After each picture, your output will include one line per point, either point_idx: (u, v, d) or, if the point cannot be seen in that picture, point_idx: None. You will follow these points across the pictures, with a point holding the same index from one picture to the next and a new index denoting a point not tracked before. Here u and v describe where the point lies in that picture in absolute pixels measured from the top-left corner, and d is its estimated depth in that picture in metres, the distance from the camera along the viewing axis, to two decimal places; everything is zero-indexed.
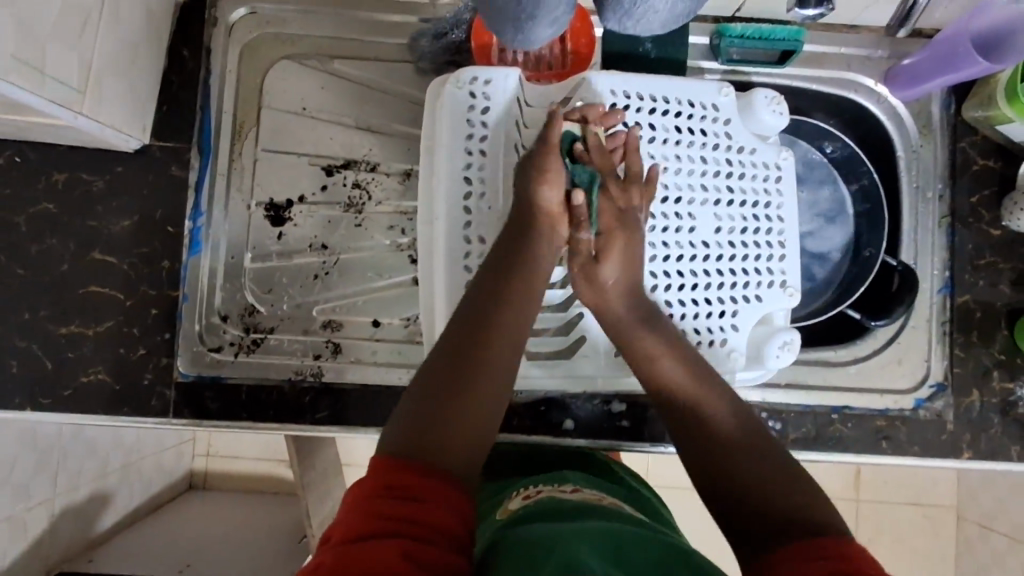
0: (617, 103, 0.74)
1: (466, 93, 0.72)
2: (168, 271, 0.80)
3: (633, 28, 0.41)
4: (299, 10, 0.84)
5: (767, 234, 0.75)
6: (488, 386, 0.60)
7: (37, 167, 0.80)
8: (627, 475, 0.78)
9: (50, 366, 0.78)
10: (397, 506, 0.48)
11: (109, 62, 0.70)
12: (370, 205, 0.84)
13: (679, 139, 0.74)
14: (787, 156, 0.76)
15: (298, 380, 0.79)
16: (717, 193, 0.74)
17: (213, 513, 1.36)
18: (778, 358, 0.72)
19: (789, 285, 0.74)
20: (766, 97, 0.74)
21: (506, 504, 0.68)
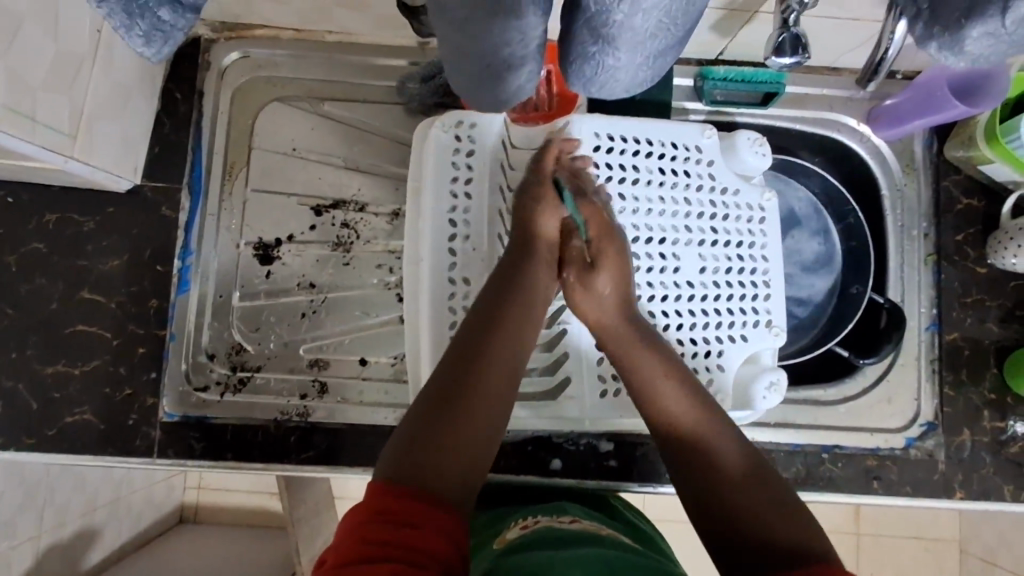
0: (601, 145, 0.74)
1: (451, 135, 0.72)
2: (156, 310, 0.81)
3: (604, 88, 0.40)
4: (291, 54, 0.86)
5: (752, 274, 0.75)
6: (489, 395, 0.59)
7: (28, 208, 0.80)
8: (631, 515, 0.76)
9: (36, 406, 0.78)
10: (386, 529, 0.48)
11: (101, 107, 0.71)
12: (358, 244, 0.85)
13: (663, 181, 0.75)
14: (770, 197, 0.77)
15: (284, 420, 0.79)
16: (702, 234, 0.75)
17: (203, 547, 1.34)
18: (765, 399, 0.72)
19: (775, 325, 0.74)
20: (749, 139, 0.75)
21: (502, 533, 0.66)
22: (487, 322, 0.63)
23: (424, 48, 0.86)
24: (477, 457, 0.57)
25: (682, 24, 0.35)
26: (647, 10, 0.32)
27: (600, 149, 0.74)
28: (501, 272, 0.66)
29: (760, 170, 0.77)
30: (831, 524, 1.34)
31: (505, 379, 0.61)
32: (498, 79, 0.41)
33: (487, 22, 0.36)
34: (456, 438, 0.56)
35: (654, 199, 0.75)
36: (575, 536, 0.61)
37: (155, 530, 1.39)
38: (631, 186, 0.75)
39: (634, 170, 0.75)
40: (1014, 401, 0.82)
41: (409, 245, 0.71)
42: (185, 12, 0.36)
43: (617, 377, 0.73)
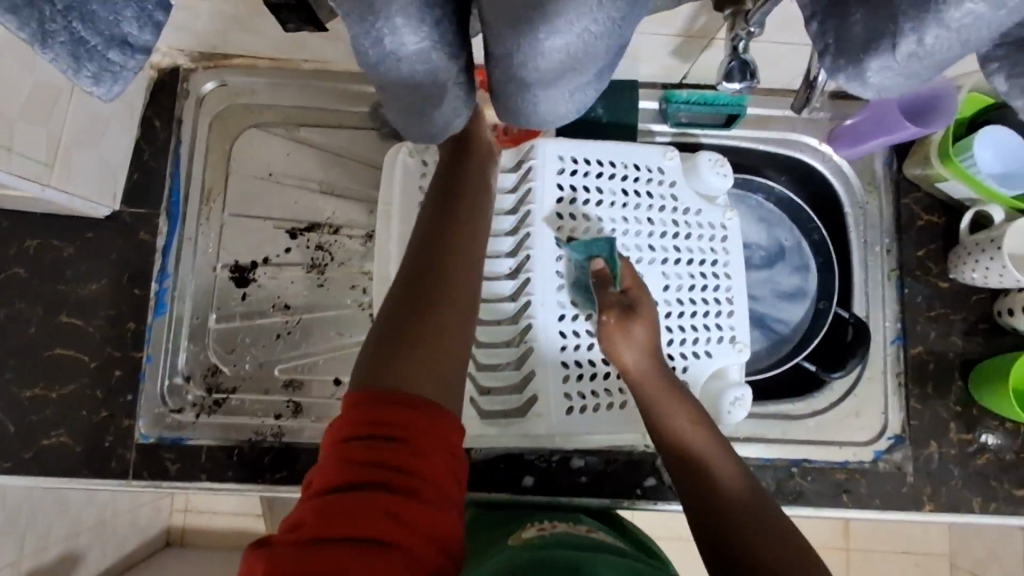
0: (564, 168, 0.76)
1: (419, 161, 0.75)
2: (133, 333, 0.82)
3: (532, 119, 0.42)
4: (267, 82, 0.88)
5: (716, 291, 0.76)
6: (451, 288, 0.57)
7: (10, 235, 0.82)
8: (636, 530, 0.76)
9: (13, 429, 0.79)
10: (372, 453, 0.46)
11: (78, 137, 0.73)
12: (332, 265, 0.85)
13: (626, 202, 0.77)
14: (732, 216, 0.78)
15: (258, 441, 0.80)
16: (665, 252, 0.77)
17: (188, 568, 1.34)
18: (731, 414, 0.73)
19: (739, 341, 0.75)
20: (709, 160, 0.77)
21: (518, 531, 0.67)
22: (439, 245, 0.59)
23: None
24: (452, 353, 0.54)
25: (588, 63, 0.36)
26: (549, 52, 0.34)
27: (564, 171, 0.77)
28: (443, 183, 0.66)
29: (723, 190, 0.79)
30: (820, 541, 1.34)
31: (467, 275, 0.59)
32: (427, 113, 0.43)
33: (397, 64, 0.38)
34: (431, 337, 0.53)
35: (617, 220, 0.77)
36: (588, 543, 0.61)
37: (143, 553, 1.39)
38: (596, 207, 0.77)
39: (598, 192, 0.77)
40: (980, 413, 0.83)
41: (379, 266, 0.73)
42: (135, 54, 0.37)
43: (583, 395, 0.75)
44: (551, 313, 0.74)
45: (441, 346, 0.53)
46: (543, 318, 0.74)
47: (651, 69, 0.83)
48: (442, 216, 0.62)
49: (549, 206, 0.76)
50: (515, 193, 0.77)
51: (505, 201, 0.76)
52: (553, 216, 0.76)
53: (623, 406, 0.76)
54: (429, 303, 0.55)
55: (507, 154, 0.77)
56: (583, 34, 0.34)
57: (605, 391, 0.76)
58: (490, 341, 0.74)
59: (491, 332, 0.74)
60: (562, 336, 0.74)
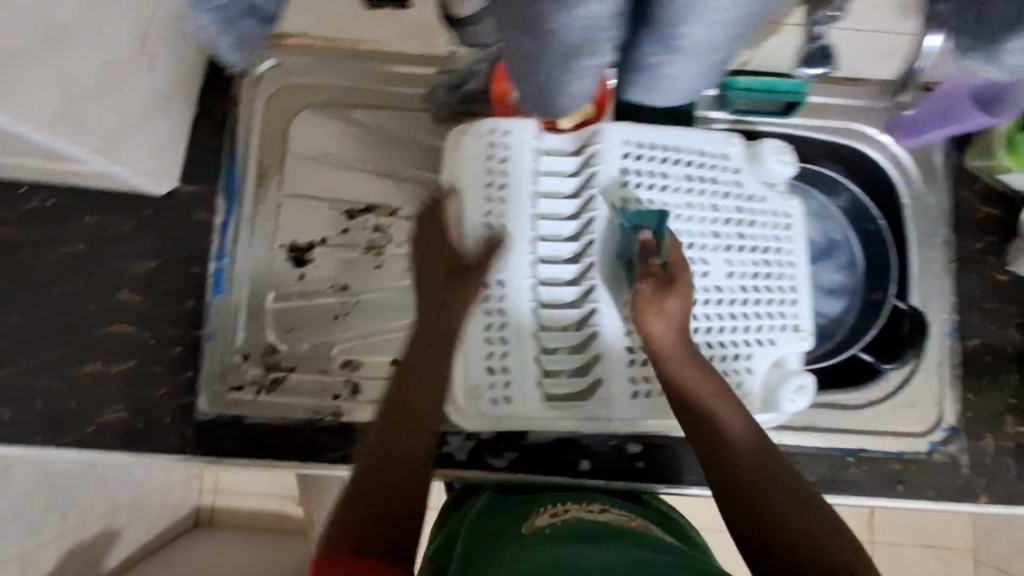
0: (630, 152, 0.76)
1: (486, 143, 0.76)
2: (192, 311, 0.82)
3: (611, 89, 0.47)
4: (324, 62, 0.87)
5: (780, 280, 0.76)
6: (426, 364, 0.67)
7: (67, 210, 0.82)
8: (678, 516, 0.74)
9: (74, 404, 0.80)
10: (352, 518, 0.57)
11: (145, 115, 0.73)
12: (390, 247, 0.85)
13: (691, 187, 0.76)
14: (797, 205, 0.78)
15: (316, 420, 0.81)
16: (730, 239, 0.76)
17: (220, 548, 1.36)
18: (793, 402, 0.73)
19: (802, 329, 0.75)
20: (773, 147, 0.77)
21: (529, 518, 0.66)
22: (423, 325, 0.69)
23: (453, 56, 0.87)
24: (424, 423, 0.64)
25: (709, 60, 0.41)
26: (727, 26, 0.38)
27: (629, 156, 0.77)
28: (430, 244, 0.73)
29: (784, 178, 0.79)
30: None
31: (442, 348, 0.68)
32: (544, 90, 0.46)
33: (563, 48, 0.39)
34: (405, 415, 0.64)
35: (681, 205, 0.76)
36: (600, 530, 0.60)
37: (172, 532, 1.40)
38: (660, 192, 0.76)
39: (662, 176, 0.77)
40: None
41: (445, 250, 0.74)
42: None
43: (648, 379, 0.75)
44: (614, 299, 0.74)
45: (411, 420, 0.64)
46: (605, 305, 0.74)
47: None
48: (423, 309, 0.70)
49: (613, 189, 0.76)
50: (577, 176, 0.77)
51: (567, 185, 0.77)
52: (618, 201, 0.75)
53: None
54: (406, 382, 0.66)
55: (568, 139, 0.78)
56: (722, 28, 0.38)
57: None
58: (550, 323, 0.74)
59: (552, 315, 0.74)
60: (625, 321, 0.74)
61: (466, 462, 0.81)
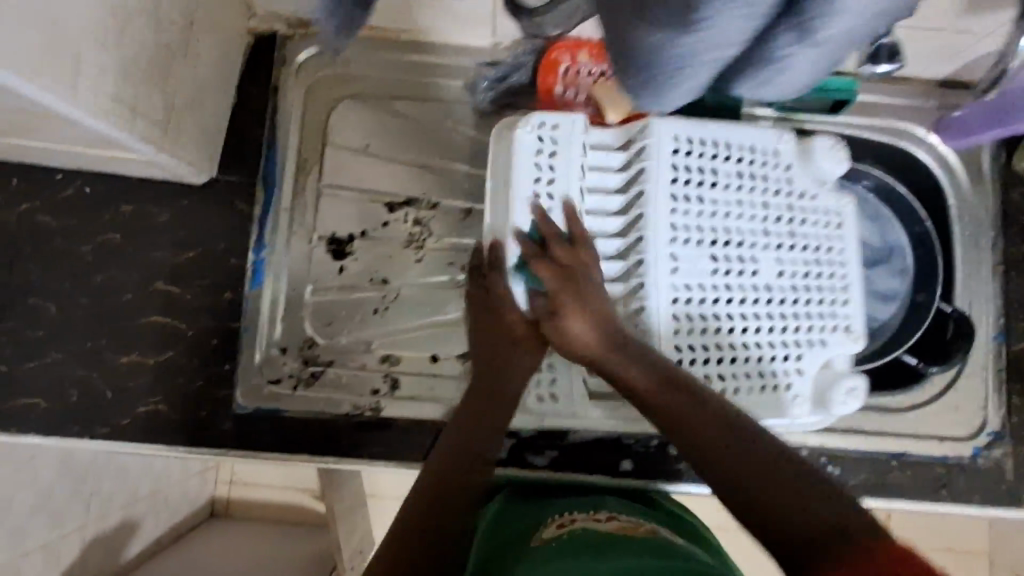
0: (680, 148, 0.74)
1: (534, 137, 0.72)
2: (230, 303, 0.81)
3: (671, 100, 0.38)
4: (364, 50, 0.85)
5: (831, 280, 0.75)
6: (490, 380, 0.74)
7: (103, 198, 0.81)
8: (691, 522, 0.72)
9: (110, 395, 0.79)
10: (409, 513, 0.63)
11: (188, 102, 0.72)
12: (431, 241, 0.84)
13: (741, 184, 0.75)
14: (848, 203, 0.77)
15: (356, 415, 0.80)
16: (781, 237, 0.75)
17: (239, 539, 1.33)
18: (845, 405, 0.72)
19: (854, 330, 0.74)
20: (824, 143, 0.76)
21: (537, 531, 0.65)
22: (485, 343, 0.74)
23: (497, 47, 0.85)
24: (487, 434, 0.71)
25: (836, 50, 0.31)
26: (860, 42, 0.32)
27: (679, 151, 0.74)
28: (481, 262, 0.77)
29: (834, 177, 0.77)
30: None
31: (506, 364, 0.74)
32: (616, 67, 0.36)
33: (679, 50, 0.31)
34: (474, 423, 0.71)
35: (732, 202, 0.75)
36: (596, 544, 0.59)
37: (190, 523, 1.38)
38: (710, 188, 0.75)
39: (713, 173, 0.75)
40: None
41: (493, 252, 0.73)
42: None
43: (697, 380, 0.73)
44: (663, 297, 0.72)
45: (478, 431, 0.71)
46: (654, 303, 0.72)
47: None
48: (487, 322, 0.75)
49: (663, 185, 0.73)
50: (624, 172, 0.75)
51: (614, 180, 0.75)
52: (667, 198, 0.73)
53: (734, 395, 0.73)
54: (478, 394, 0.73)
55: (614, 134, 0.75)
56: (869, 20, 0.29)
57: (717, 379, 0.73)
58: None
59: None
60: (674, 320, 0.73)
61: (505, 461, 0.80)
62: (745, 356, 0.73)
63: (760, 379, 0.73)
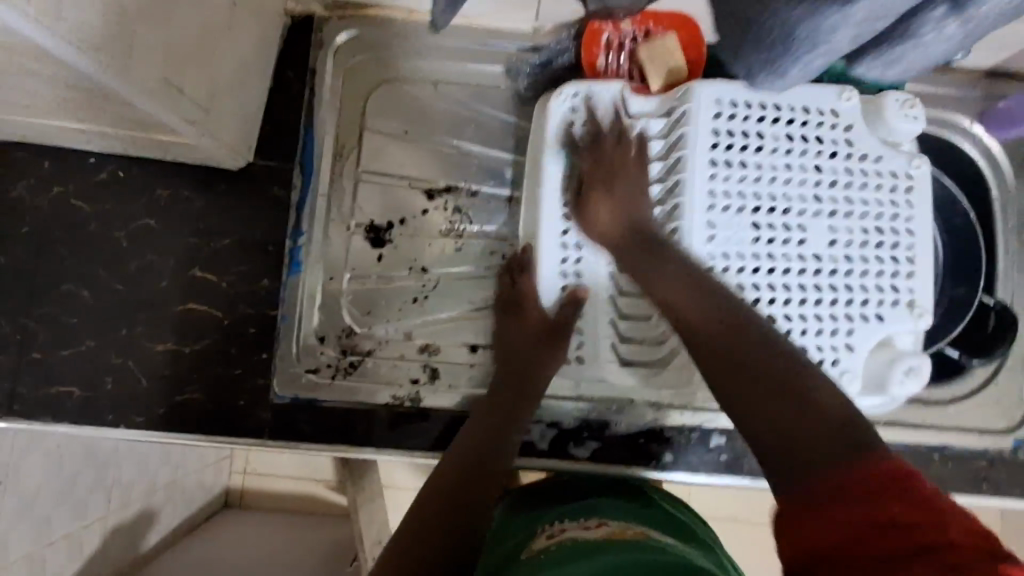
0: (722, 112, 0.73)
1: (567, 107, 0.75)
2: (267, 290, 0.80)
3: (782, 85, 0.34)
4: (404, 34, 0.84)
5: (894, 249, 0.72)
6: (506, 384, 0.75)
7: (139, 183, 0.80)
8: (660, 498, 0.74)
9: (145, 383, 0.77)
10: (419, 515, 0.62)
11: (231, 84, 0.70)
12: (470, 229, 0.83)
13: (791, 148, 0.74)
14: (920, 164, 0.73)
15: (395, 406, 0.79)
16: (833, 204, 0.73)
17: (251, 529, 1.25)
18: (902, 385, 0.70)
19: (918, 306, 0.71)
20: (897, 102, 0.72)
21: (529, 544, 0.65)
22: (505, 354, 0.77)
23: (537, 33, 0.84)
24: (502, 433, 0.71)
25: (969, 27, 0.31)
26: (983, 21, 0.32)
27: (721, 116, 0.73)
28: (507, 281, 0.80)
29: (909, 136, 0.74)
30: None
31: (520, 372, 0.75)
32: (748, 25, 0.31)
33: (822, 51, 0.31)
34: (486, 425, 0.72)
35: (780, 166, 0.73)
36: (586, 551, 0.58)
37: (205, 512, 1.29)
38: (755, 153, 0.73)
39: (759, 138, 0.74)
40: None
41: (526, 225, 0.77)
42: None
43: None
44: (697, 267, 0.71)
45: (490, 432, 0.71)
46: None
47: None
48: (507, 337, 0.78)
49: (702, 152, 0.72)
50: (662, 160, 0.75)
51: (652, 169, 0.76)
52: (705, 164, 0.72)
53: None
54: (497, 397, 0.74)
55: (653, 104, 0.76)
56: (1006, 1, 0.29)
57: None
58: (628, 293, 0.76)
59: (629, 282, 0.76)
60: None
61: (547, 451, 0.80)
62: (795, 331, 0.71)
63: (807, 356, 0.71)
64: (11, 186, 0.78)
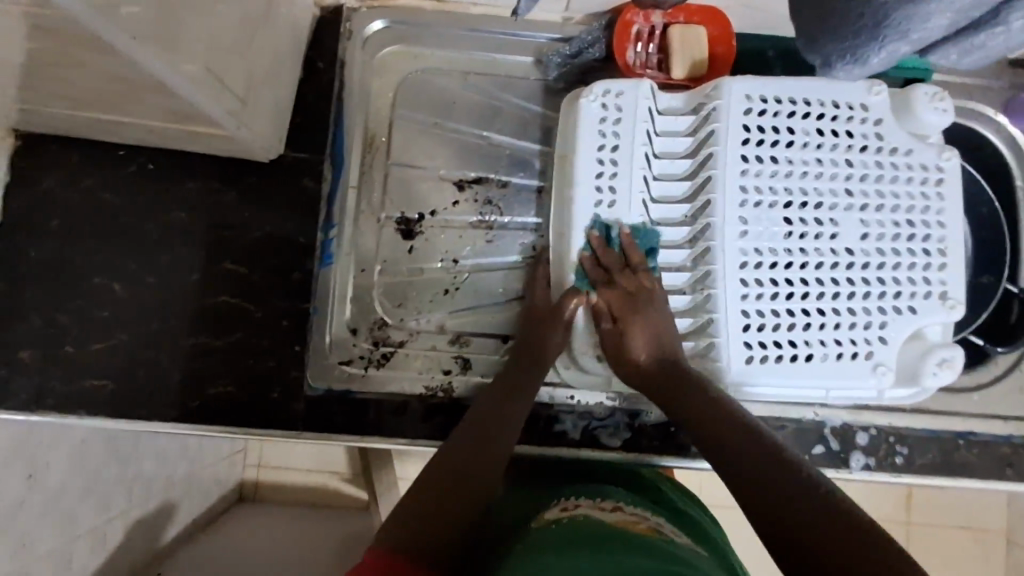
0: (753, 108, 0.73)
1: (598, 105, 0.74)
2: (300, 282, 0.80)
3: (860, 74, 0.34)
4: (433, 25, 0.84)
5: (927, 241, 0.73)
6: (514, 379, 0.74)
7: (169, 175, 0.79)
8: (675, 498, 0.75)
9: (179, 376, 0.78)
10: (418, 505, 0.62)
11: (266, 74, 0.69)
12: (500, 221, 0.83)
13: (821, 142, 0.73)
14: (950, 156, 0.74)
15: (429, 397, 0.79)
16: (864, 198, 0.73)
17: (268, 521, 1.25)
18: (936, 376, 0.72)
19: (950, 298, 0.72)
20: (926, 94, 0.73)
21: (541, 513, 0.66)
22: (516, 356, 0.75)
23: (566, 23, 0.84)
24: (503, 427, 0.70)
25: None
26: None
27: (750, 111, 0.73)
28: (531, 276, 0.80)
29: (937, 129, 0.75)
30: (880, 513, 1.20)
31: (527, 371, 0.74)
32: (835, 10, 0.31)
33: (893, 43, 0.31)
34: (490, 419, 0.70)
35: (811, 161, 0.73)
36: (604, 529, 0.59)
37: (220, 506, 1.27)
38: (786, 148, 0.73)
39: (789, 133, 0.74)
40: None
41: (556, 223, 0.75)
42: None
43: (764, 345, 0.71)
44: (731, 260, 0.72)
45: (493, 425, 0.70)
46: (723, 266, 0.72)
47: None
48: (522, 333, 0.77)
49: (734, 147, 0.73)
50: (690, 159, 0.75)
51: (681, 166, 0.75)
52: (737, 159, 0.73)
53: (807, 361, 0.71)
54: (507, 390, 0.73)
55: (681, 98, 0.76)
56: None
57: (801, 344, 0.71)
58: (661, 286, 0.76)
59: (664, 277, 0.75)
60: (743, 284, 0.72)
61: (580, 441, 0.81)
62: (829, 323, 0.72)
63: (839, 348, 0.72)
64: (42, 179, 0.78)
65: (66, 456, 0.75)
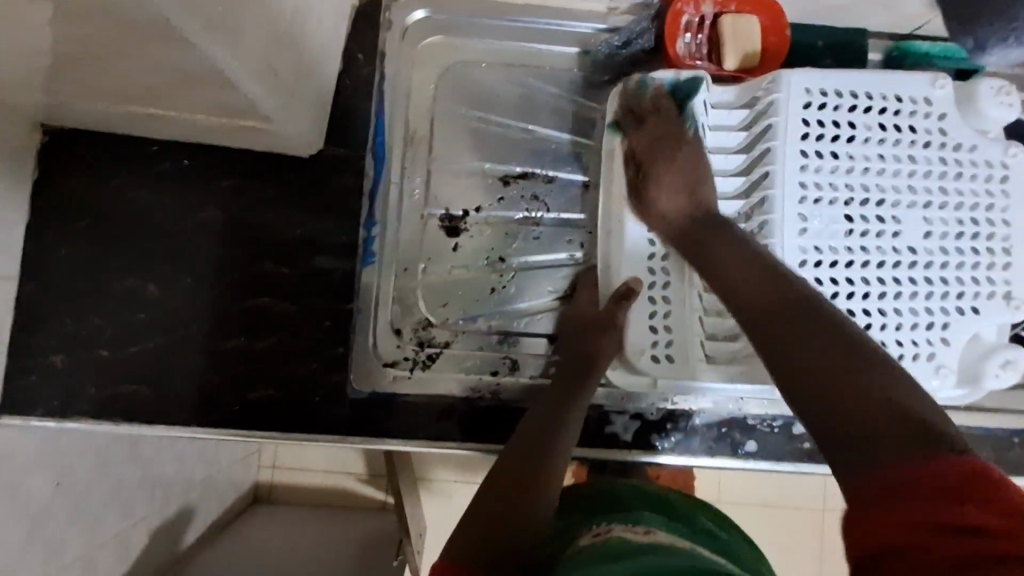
0: (813, 101, 0.71)
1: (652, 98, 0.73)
2: (342, 282, 0.77)
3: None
4: (475, 15, 0.81)
5: (990, 240, 0.71)
6: (565, 382, 0.72)
7: (204, 171, 0.76)
8: (704, 515, 0.71)
9: (218, 380, 0.75)
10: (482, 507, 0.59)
11: (313, 64, 0.66)
12: (546, 217, 0.81)
13: (883, 137, 0.72)
14: (1014, 153, 0.72)
15: (477, 399, 0.77)
16: (927, 196, 0.71)
17: (287, 522, 1.22)
18: (998, 378, 0.70)
19: (1014, 299, 0.70)
20: (992, 89, 0.71)
21: (573, 541, 0.63)
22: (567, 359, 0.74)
23: (612, 12, 0.82)
24: (555, 427, 0.67)
25: None
26: None
27: (811, 105, 0.71)
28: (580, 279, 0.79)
29: (999, 124, 0.73)
30: None
31: (578, 370, 0.72)
32: None
33: None
34: (544, 421, 0.68)
35: (874, 157, 0.71)
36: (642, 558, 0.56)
37: (234, 510, 1.24)
38: (847, 143, 0.72)
39: (850, 128, 0.72)
40: None
41: (603, 222, 0.75)
42: None
43: None
44: (791, 260, 0.70)
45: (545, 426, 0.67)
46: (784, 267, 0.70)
47: (886, 20, 0.80)
48: (571, 338, 0.75)
49: (793, 142, 0.71)
50: (744, 154, 0.74)
51: (735, 161, 0.74)
52: (797, 155, 0.71)
53: None
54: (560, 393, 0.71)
55: (734, 92, 0.75)
56: None
57: None
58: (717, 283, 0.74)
59: None
60: None
61: (631, 443, 0.79)
62: (890, 324, 0.70)
63: (901, 349, 0.70)
64: (69, 177, 0.74)
65: (99, 465, 0.72)
